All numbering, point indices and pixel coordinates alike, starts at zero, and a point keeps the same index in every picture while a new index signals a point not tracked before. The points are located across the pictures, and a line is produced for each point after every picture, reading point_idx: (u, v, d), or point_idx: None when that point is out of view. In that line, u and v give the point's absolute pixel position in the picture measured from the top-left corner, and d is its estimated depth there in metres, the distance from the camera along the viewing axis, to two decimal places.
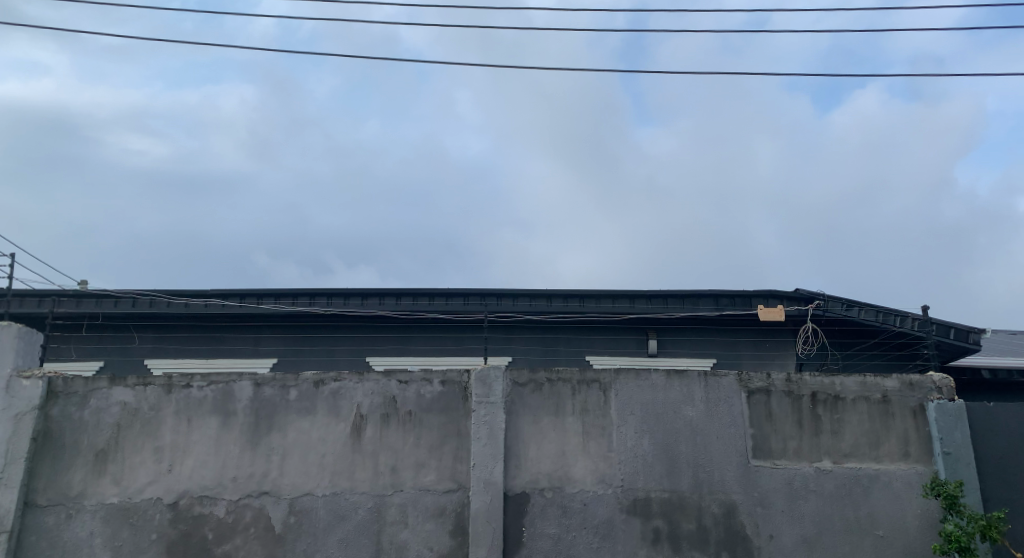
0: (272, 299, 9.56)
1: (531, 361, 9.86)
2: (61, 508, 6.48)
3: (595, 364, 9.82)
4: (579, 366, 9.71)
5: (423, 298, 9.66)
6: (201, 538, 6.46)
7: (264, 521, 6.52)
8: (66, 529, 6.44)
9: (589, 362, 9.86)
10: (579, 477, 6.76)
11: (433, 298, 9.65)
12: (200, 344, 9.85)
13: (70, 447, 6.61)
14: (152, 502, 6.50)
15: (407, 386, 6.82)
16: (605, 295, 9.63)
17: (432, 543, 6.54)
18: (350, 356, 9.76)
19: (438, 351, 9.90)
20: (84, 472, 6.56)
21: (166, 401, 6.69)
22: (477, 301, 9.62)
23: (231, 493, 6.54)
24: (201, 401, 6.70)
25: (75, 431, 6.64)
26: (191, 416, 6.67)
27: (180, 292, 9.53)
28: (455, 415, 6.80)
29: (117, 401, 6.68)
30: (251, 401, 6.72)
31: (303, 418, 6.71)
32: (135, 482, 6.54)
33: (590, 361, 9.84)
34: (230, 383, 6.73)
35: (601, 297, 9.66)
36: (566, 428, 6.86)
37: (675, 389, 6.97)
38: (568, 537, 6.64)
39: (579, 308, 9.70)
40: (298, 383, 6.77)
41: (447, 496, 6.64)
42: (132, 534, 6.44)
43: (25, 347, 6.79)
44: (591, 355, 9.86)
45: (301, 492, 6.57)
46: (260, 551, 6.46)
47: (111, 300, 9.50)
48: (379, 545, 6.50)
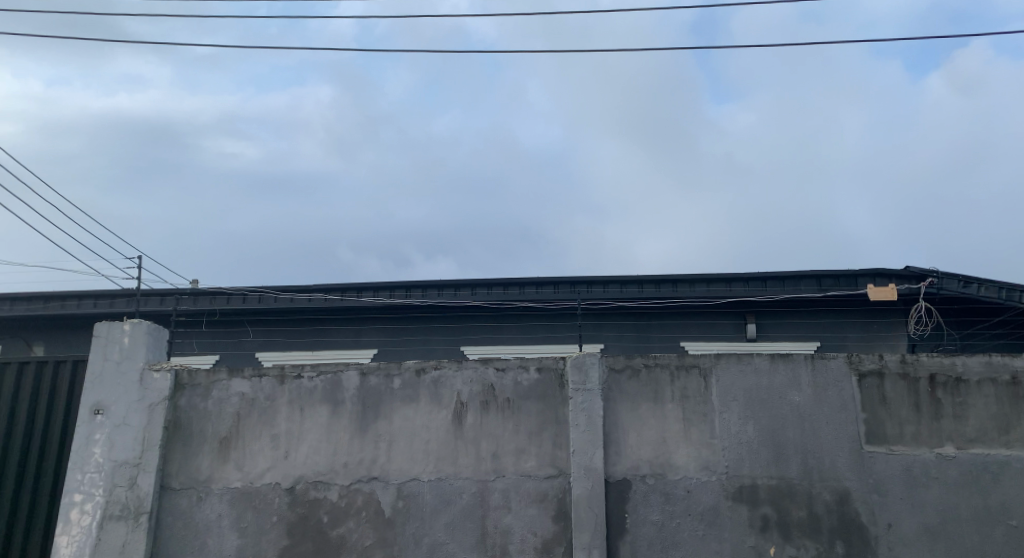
0: (370, 292, 9.92)
1: (625, 347, 9.82)
2: (192, 491, 6.98)
3: (691, 350, 9.72)
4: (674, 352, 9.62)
5: (514, 288, 9.77)
6: (317, 520, 6.81)
7: (374, 505, 6.80)
8: (197, 511, 6.93)
9: (684, 348, 9.76)
10: (682, 463, 6.70)
11: (524, 287, 9.75)
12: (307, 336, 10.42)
13: (197, 434, 7.10)
14: (271, 486, 6.91)
15: (504, 373, 6.94)
16: (698, 279, 9.45)
17: (536, 528, 6.66)
18: (446, 346, 10.11)
19: (531, 339, 10.01)
20: (210, 458, 7.03)
21: (280, 391, 7.08)
22: (569, 290, 9.67)
23: (342, 478, 6.87)
24: (312, 391, 7.04)
25: (201, 420, 7.12)
26: (304, 405, 7.04)
27: (287, 288, 10.13)
28: (553, 402, 6.88)
29: (236, 392, 7.13)
30: (357, 390, 7.02)
31: (406, 406, 6.96)
32: (256, 467, 6.96)
33: (685, 348, 9.74)
34: (338, 373, 7.06)
35: (695, 281, 9.49)
36: (667, 415, 6.82)
37: (781, 373, 6.79)
38: (672, 524, 6.60)
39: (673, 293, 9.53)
40: (401, 372, 7.01)
41: (549, 481, 6.73)
42: (255, 517, 6.86)
43: (154, 342, 7.33)
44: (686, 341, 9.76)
45: (407, 477, 6.81)
46: (372, 534, 6.74)
47: (225, 297, 10.14)
48: (484, 530, 6.67)
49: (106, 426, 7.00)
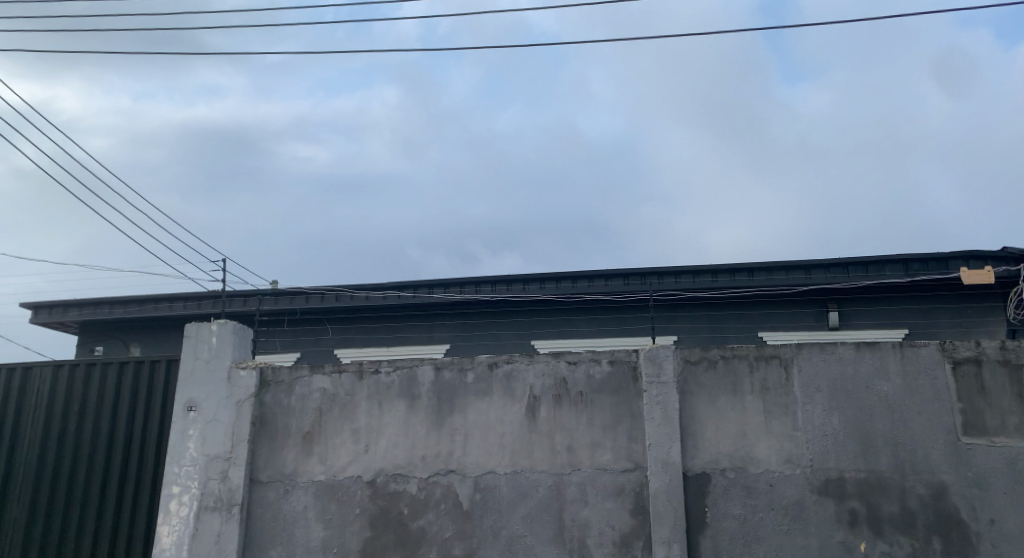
0: (441, 288, 10.23)
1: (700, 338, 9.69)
2: (279, 484, 7.23)
3: (770, 340, 9.51)
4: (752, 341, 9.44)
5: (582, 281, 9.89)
6: (398, 512, 6.95)
7: (452, 498, 6.89)
8: (284, 503, 7.18)
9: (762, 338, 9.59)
10: (763, 457, 6.52)
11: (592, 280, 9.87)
12: (381, 335, 10.77)
13: (283, 429, 7.35)
14: (353, 479, 7.09)
15: (577, 367, 6.92)
16: (776, 267, 9.31)
17: (614, 521, 6.61)
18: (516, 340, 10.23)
19: (599, 333, 10.11)
20: (294, 452, 7.28)
21: (359, 386, 7.26)
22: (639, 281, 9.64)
23: (421, 471, 6.98)
24: (390, 386, 7.20)
25: (285, 415, 7.38)
26: (382, 400, 7.20)
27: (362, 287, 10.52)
28: (627, 395, 6.82)
29: (317, 388, 7.35)
30: (433, 385, 7.13)
31: (480, 400, 7.02)
32: (338, 460, 7.16)
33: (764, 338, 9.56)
34: (414, 368, 7.20)
35: (772, 269, 9.35)
36: (746, 407, 6.64)
37: (866, 362, 6.52)
38: (755, 518, 6.44)
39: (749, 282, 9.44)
40: (474, 366, 7.09)
41: (625, 475, 6.67)
42: (339, 508, 7.06)
43: (240, 341, 7.63)
44: (764, 331, 9.57)
45: (484, 470, 6.87)
46: (451, 526, 6.83)
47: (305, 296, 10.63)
48: (562, 523, 6.66)
49: (199, 422, 7.34)
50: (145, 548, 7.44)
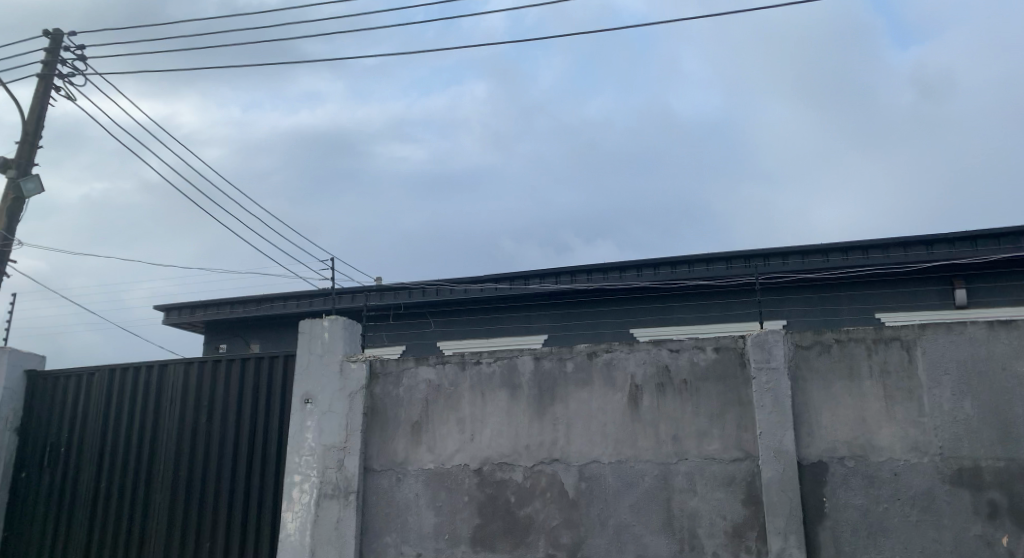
0: (569, 276, 11.90)
1: (811, 319, 10.22)
2: (392, 472, 7.46)
3: (887, 320, 9.93)
4: (868, 320, 9.92)
5: (688, 268, 11.29)
6: (505, 500, 7.02)
7: (558, 487, 6.90)
8: (397, 490, 7.39)
9: (880, 319, 10.00)
10: (886, 445, 6.19)
11: (698, 266, 11.27)
12: (483, 327, 12.50)
13: (392, 419, 7.58)
14: (461, 468, 7.23)
15: (679, 354, 6.80)
16: (894, 244, 9.90)
17: (725, 511, 6.44)
18: (615, 330, 11.68)
19: (696, 319, 11.42)
20: (404, 442, 7.49)
21: (462, 376, 7.41)
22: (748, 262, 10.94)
23: (526, 460, 7.03)
24: (492, 376, 7.30)
25: (394, 406, 7.60)
26: (484, 390, 7.31)
27: (499, 277, 12.28)
28: (735, 382, 6.63)
29: (423, 379, 7.55)
30: (533, 374, 7.18)
31: (582, 389, 7.00)
32: (446, 449, 7.32)
33: (881, 319, 9.99)
34: (514, 358, 7.28)
35: (890, 247, 9.93)
36: (865, 392, 6.32)
37: (1001, 342, 6.09)
38: (879, 509, 6.11)
39: (863, 260, 9.95)
40: (574, 355, 7.09)
41: (735, 464, 6.49)
42: (448, 496, 7.21)
43: (350, 335, 7.91)
44: (880, 311, 10.01)
45: (589, 459, 6.85)
46: (558, 515, 6.83)
47: (446, 288, 12.59)
48: (671, 513, 6.54)
49: (315, 414, 7.67)
50: (272, 525, 7.85)
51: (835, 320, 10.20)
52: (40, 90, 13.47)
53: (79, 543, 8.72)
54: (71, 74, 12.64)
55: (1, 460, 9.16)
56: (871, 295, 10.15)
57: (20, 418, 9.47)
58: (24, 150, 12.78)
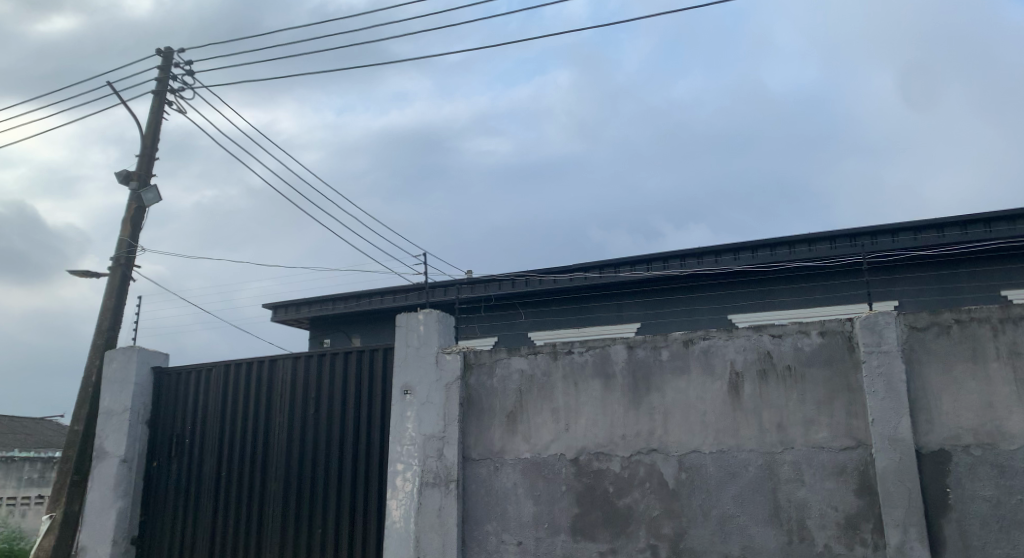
0: (661, 262, 11.71)
1: (928, 298, 10.38)
2: (490, 461, 7.48)
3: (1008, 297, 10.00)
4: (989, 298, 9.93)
5: (788, 248, 10.97)
6: (603, 490, 6.93)
7: (657, 476, 6.75)
8: (496, 479, 7.41)
9: (1000, 296, 10.05)
10: (1018, 431, 5.79)
11: (799, 247, 10.88)
12: (576, 316, 12.60)
13: (488, 409, 7.60)
14: (557, 457, 7.18)
15: (781, 340, 6.55)
16: (1011, 218, 9.92)
17: (837, 502, 6.16)
18: (713, 315, 11.52)
19: (799, 303, 11.07)
20: (500, 432, 7.50)
21: (555, 366, 7.37)
22: (854, 242, 10.56)
23: (623, 450, 6.92)
24: (584, 365, 7.23)
25: (489, 396, 7.62)
26: (577, 380, 7.24)
27: (590, 266, 12.18)
28: (843, 367, 6.33)
29: (516, 369, 7.54)
30: (627, 363, 7.06)
31: (678, 377, 6.84)
32: (541, 439, 7.29)
33: (1001, 295, 10.03)
34: (607, 347, 7.18)
35: (1008, 220, 9.93)
36: (991, 376, 5.93)
37: None
38: (1012, 500, 5.73)
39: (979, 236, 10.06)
40: (668, 343, 6.93)
41: (846, 453, 6.19)
42: (546, 485, 7.18)
43: (444, 327, 7.98)
44: (1001, 287, 10.04)
45: (688, 448, 6.68)
46: (658, 505, 6.70)
47: (537, 279, 12.64)
48: (778, 504, 6.31)
49: (414, 404, 7.79)
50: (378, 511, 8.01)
51: (953, 297, 10.27)
52: (155, 105, 14.25)
53: (206, 531, 9.12)
54: (181, 88, 13.28)
55: (137, 450, 9.69)
56: (989, 269, 10.13)
57: (151, 411, 9.96)
58: (141, 162, 13.53)
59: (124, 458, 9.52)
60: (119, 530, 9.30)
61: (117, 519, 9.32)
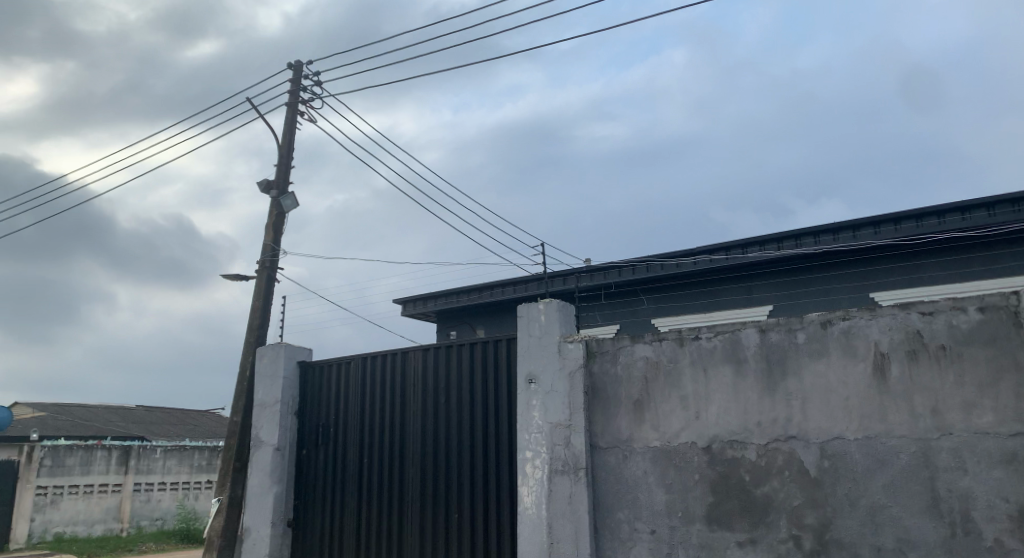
0: (792, 241, 11.30)
1: None
2: (618, 449, 7.36)
3: None
4: None
5: (938, 219, 10.28)
6: (739, 479, 6.68)
7: (797, 465, 6.44)
8: (625, 468, 7.29)
9: None
10: None
11: (949, 216, 10.23)
12: (702, 300, 12.28)
13: (614, 397, 7.48)
14: (688, 445, 6.98)
15: (933, 318, 6.11)
16: None
17: (1006, 493, 5.67)
18: (853, 295, 11.06)
19: (948, 278, 10.50)
20: (628, 420, 7.36)
21: (682, 353, 7.17)
22: (1016, 208, 9.85)
23: (758, 437, 6.64)
24: (713, 351, 7.00)
25: (615, 384, 7.50)
26: (706, 366, 7.01)
27: (716, 248, 11.88)
28: (1007, 346, 5.82)
29: (641, 356, 7.40)
30: (759, 347, 6.78)
31: (816, 361, 6.50)
32: (671, 427, 7.11)
33: None
34: (736, 332, 6.92)
35: None
36: None
37: None
38: None
39: None
40: (804, 326, 6.60)
41: (1015, 440, 5.69)
42: (678, 474, 7.00)
43: (564, 316, 7.91)
44: None
45: (831, 435, 6.33)
46: (800, 494, 6.39)
47: (660, 263, 12.41)
48: (937, 494, 5.88)
49: (539, 393, 7.78)
50: (510, 498, 8.13)
51: None
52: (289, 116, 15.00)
53: (352, 516, 9.53)
54: (312, 98, 13.88)
55: (289, 439, 10.20)
56: None
57: (300, 402, 10.45)
58: (279, 171, 14.26)
59: (278, 446, 10.06)
60: (276, 513, 9.86)
61: (275, 501, 9.90)
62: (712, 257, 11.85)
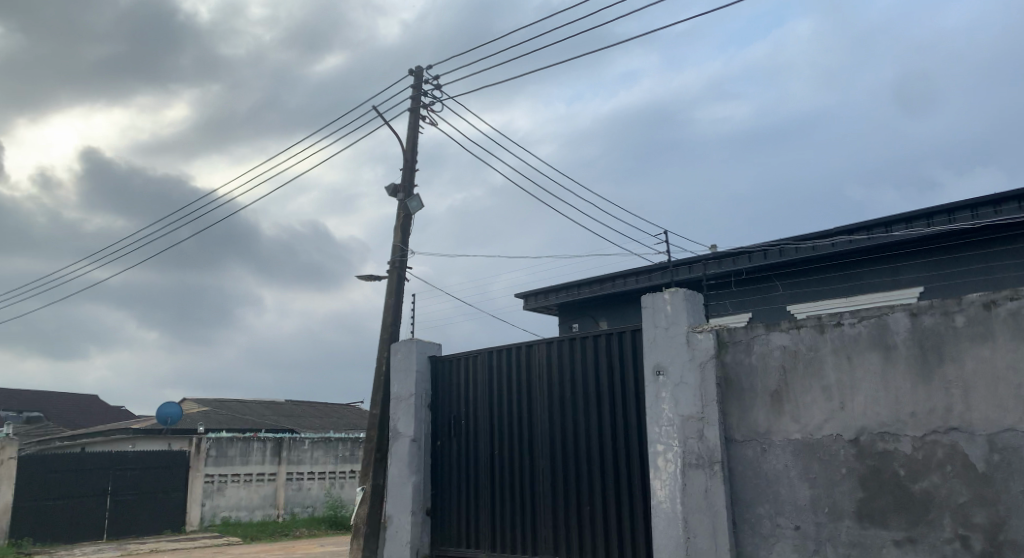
0: (943, 217, 10.56)
1: None
2: (756, 442, 7.06)
3: None
4: None
5: None
6: (894, 473, 6.26)
7: (960, 459, 5.96)
8: (764, 461, 6.98)
9: None
10: None
11: None
12: (842, 284, 11.66)
13: (749, 389, 7.17)
14: (834, 438, 6.60)
15: None
16: None
17: None
18: (1017, 273, 10.18)
19: None
20: (765, 411, 7.04)
21: (823, 341, 6.80)
22: None
23: (914, 429, 6.19)
24: (858, 338, 6.59)
25: (749, 375, 7.19)
26: (851, 354, 6.61)
27: (856, 228, 11.26)
28: None
29: (777, 345, 7.07)
30: (911, 333, 6.32)
31: (978, 346, 5.99)
32: (813, 419, 6.75)
33: None
34: (884, 316, 6.49)
35: None
36: None
37: None
38: None
39: None
40: (963, 308, 6.10)
41: None
42: (823, 468, 6.64)
43: (692, 306, 7.66)
44: None
45: (1000, 427, 5.81)
46: (965, 491, 5.91)
47: (794, 246, 11.89)
48: None
49: (669, 386, 7.57)
50: (643, 494, 7.97)
51: None
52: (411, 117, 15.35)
53: (486, 508, 9.63)
54: (432, 102, 14.17)
55: (422, 432, 10.43)
56: None
57: (431, 396, 10.67)
58: (403, 174, 14.65)
59: (414, 437, 10.30)
60: (415, 503, 10.11)
61: (413, 492, 10.13)
62: (851, 237, 11.23)
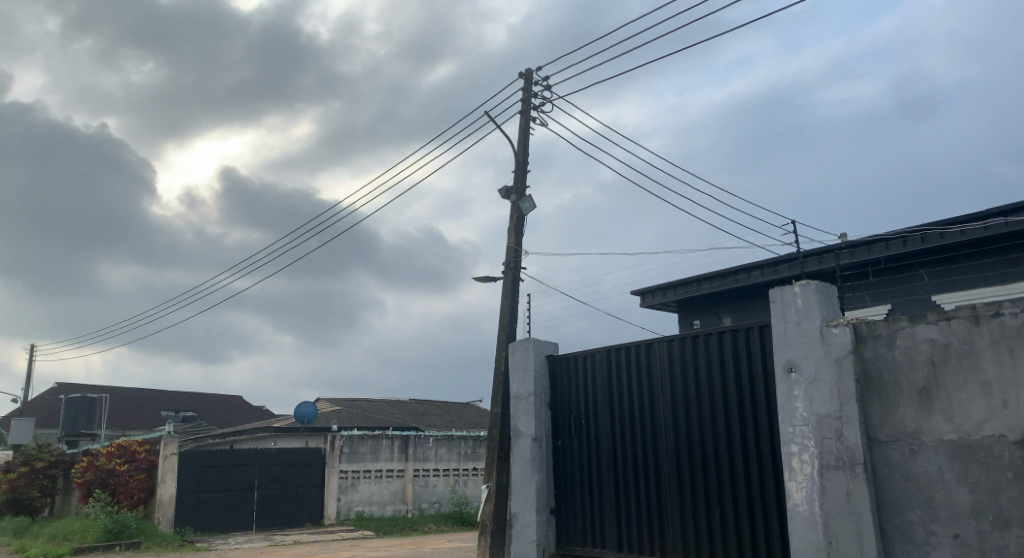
0: None
1: None
2: (902, 443, 6.56)
3: None
4: None
5: None
6: None
7: None
8: (913, 463, 6.49)
9: None
10: None
11: None
12: (995, 272, 10.82)
13: (892, 386, 6.68)
14: (995, 439, 6.07)
15: None
16: None
17: None
18: None
19: None
20: (913, 410, 6.55)
21: (978, 333, 6.25)
22: None
23: None
24: (1020, 329, 6.03)
25: (892, 371, 6.70)
26: (1013, 347, 6.05)
27: (1010, 210, 10.41)
28: None
29: (925, 338, 6.57)
30: None
31: None
32: (970, 417, 6.22)
33: None
34: None
35: None
36: None
37: None
38: None
39: None
40: None
41: None
42: (984, 471, 6.11)
43: (825, 298, 7.22)
44: None
45: None
46: None
47: (938, 232, 11.16)
48: None
49: (802, 383, 7.17)
50: (777, 496, 7.61)
51: None
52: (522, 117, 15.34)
53: (611, 509, 9.47)
54: (542, 101, 14.11)
55: (543, 431, 10.38)
56: None
57: (550, 396, 10.59)
58: (516, 175, 14.68)
59: (535, 436, 10.25)
60: (539, 501, 10.08)
61: (537, 492, 10.11)
62: (1004, 221, 10.39)
